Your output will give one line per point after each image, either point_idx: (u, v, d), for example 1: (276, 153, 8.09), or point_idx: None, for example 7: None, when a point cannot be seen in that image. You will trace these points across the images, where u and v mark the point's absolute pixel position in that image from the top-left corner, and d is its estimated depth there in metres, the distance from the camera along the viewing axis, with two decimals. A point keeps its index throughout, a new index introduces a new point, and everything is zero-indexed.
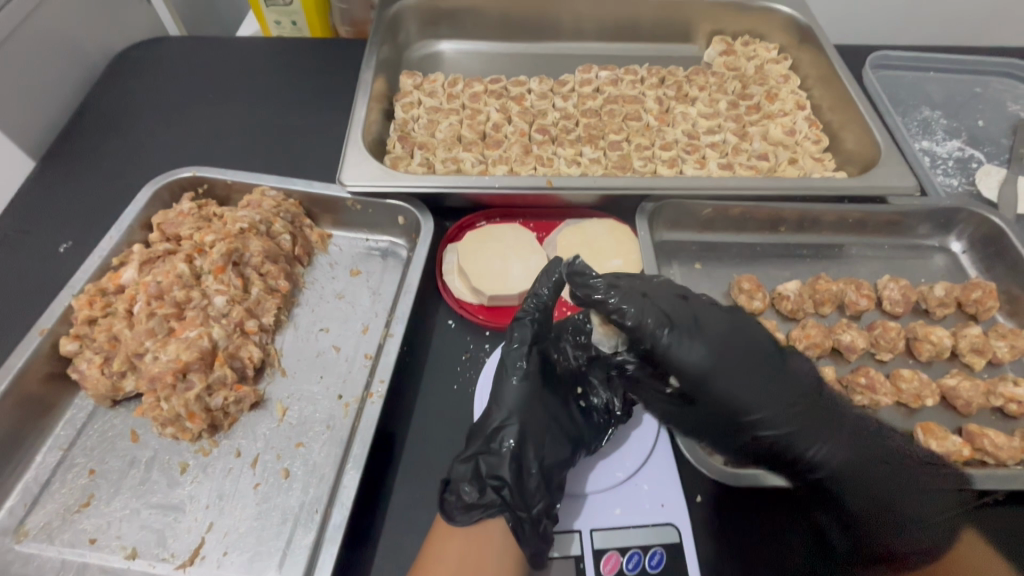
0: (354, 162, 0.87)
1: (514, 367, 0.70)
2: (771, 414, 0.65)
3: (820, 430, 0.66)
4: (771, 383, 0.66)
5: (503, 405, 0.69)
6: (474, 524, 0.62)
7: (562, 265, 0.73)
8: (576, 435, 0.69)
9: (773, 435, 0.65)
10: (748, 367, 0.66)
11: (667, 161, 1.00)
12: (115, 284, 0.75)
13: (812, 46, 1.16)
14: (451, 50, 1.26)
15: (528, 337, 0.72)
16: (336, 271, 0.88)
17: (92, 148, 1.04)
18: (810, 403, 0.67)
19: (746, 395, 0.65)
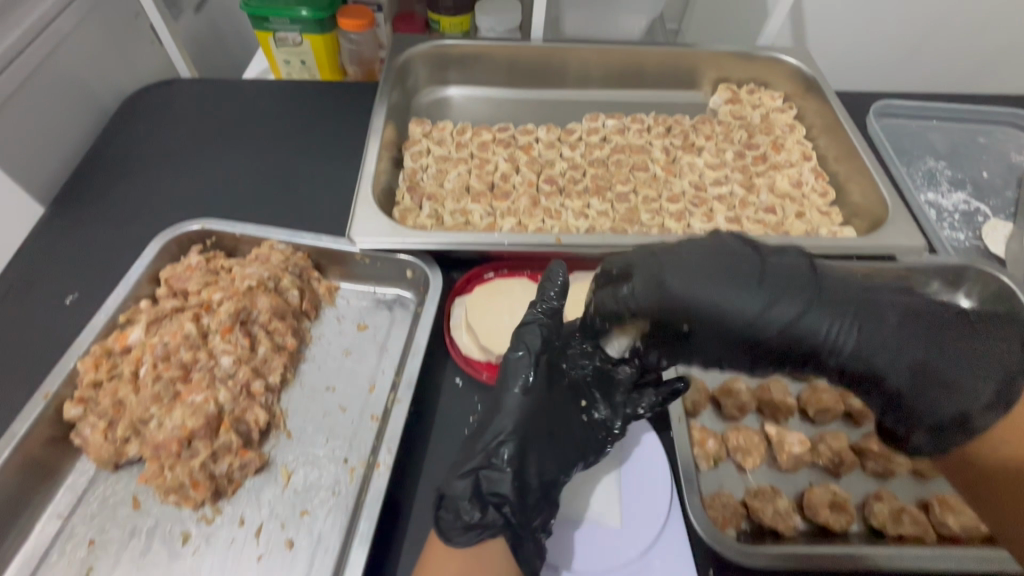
0: (366, 218, 0.88)
1: (520, 376, 0.69)
2: (768, 313, 0.53)
3: (833, 317, 0.52)
4: (756, 283, 0.54)
5: (506, 413, 0.68)
6: (472, 544, 0.61)
7: (563, 272, 0.76)
8: (574, 453, 0.69)
9: (780, 336, 0.53)
10: (722, 273, 0.55)
11: (674, 214, 1.00)
12: (121, 345, 0.74)
13: (817, 96, 1.18)
14: (460, 96, 1.28)
15: (535, 344, 0.71)
16: (343, 326, 0.87)
17: (101, 195, 1.04)
18: (810, 291, 0.53)
19: (721, 310, 0.54)
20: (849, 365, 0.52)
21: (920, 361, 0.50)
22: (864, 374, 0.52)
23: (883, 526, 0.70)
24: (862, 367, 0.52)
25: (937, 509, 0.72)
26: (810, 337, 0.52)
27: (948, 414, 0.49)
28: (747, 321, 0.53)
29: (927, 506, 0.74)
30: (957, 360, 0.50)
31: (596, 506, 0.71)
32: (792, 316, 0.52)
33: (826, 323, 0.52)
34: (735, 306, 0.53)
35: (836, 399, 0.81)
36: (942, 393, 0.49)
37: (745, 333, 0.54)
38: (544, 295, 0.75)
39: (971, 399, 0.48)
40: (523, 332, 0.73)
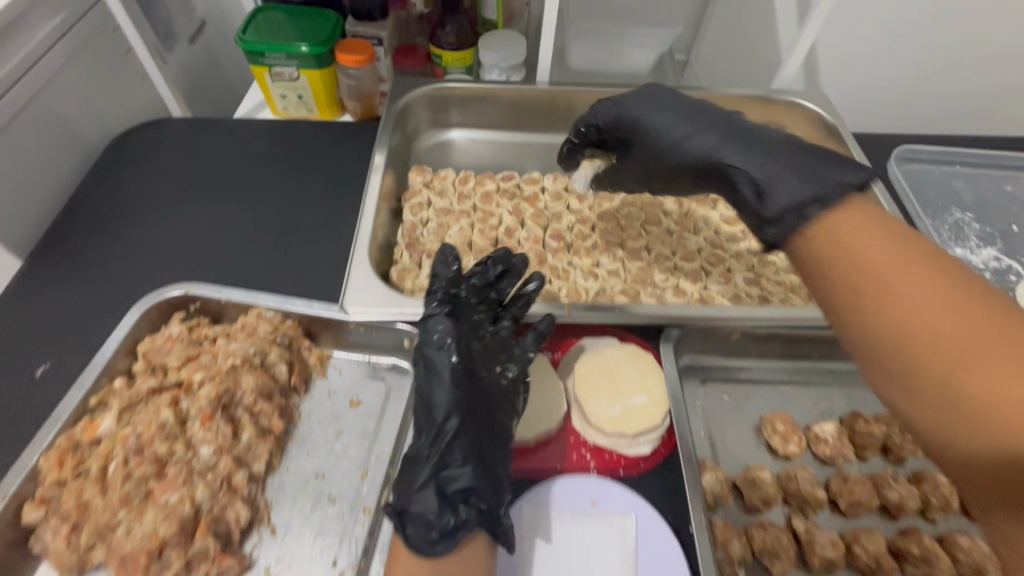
0: (360, 286, 0.82)
1: (444, 369, 0.70)
2: (684, 134, 0.77)
3: (732, 148, 0.72)
4: (685, 116, 0.79)
5: (443, 412, 0.68)
6: (450, 554, 0.60)
7: (452, 251, 0.80)
8: (506, 415, 0.71)
9: (698, 150, 0.75)
10: (672, 110, 0.80)
11: (690, 274, 0.94)
12: (90, 436, 0.68)
13: (839, 143, 1.12)
14: (462, 139, 1.22)
15: (448, 328, 0.72)
16: (334, 400, 0.81)
17: (81, 247, 0.98)
18: (725, 132, 0.74)
19: (658, 121, 0.80)
20: (738, 167, 0.70)
21: (778, 182, 0.65)
22: (741, 161, 0.70)
23: None
24: (746, 151, 0.71)
25: None
26: (707, 148, 0.74)
27: (796, 200, 0.62)
28: (674, 142, 0.78)
29: None
30: (811, 165, 0.65)
31: None
32: (707, 148, 0.74)
33: (716, 144, 0.74)
34: (664, 130, 0.79)
35: (870, 492, 0.74)
36: (793, 195, 0.63)
37: (668, 137, 0.78)
38: (433, 289, 0.78)
39: (818, 187, 0.62)
40: (426, 325, 0.74)
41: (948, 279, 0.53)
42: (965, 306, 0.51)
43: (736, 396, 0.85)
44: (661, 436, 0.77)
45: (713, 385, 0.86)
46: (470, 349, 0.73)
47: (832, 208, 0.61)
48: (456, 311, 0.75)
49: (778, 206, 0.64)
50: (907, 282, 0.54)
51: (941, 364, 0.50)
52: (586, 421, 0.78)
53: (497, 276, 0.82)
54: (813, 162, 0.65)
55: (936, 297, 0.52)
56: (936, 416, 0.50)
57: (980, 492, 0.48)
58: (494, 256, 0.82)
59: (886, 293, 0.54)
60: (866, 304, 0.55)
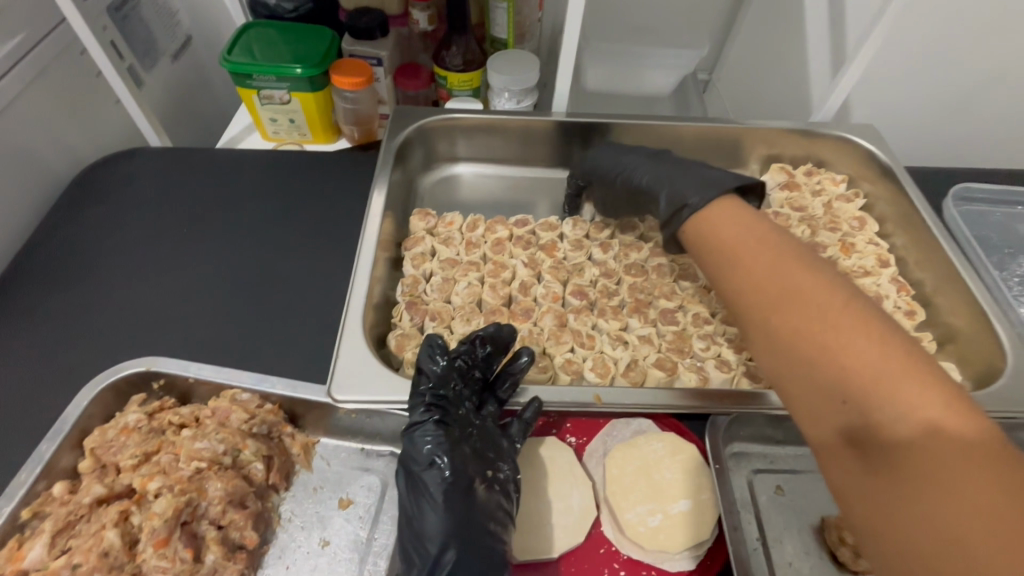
0: (351, 363, 0.70)
1: (435, 483, 0.60)
2: (625, 166, 0.87)
3: (666, 174, 0.80)
4: (629, 154, 0.89)
5: (433, 539, 0.58)
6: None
7: (435, 340, 0.66)
8: (505, 530, 0.60)
9: (637, 179, 0.84)
10: (613, 145, 0.92)
11: (733, 342, 0.81)
12: (16, 567, 0.55)
13: (892, 183, 1.00)
14: (469, 173, 1.10)
15: (436, 438, 0.61)
16: (321, 500, 0.69)
17: (36, 300, 0.86)
18: (655, 162, 0.84)
19: (598, 152, 0.92)
20: (648, 181, 0.82)
21: (664, 188, 0.78)
22: (651, 176, 0.82)
23: None
24: (653, 167, 0.83)
25: None
26: (627, 168, 0.86)
27: (681, 199, 0.73)
28: (619, 173, 0.88)
29: None
30: (695, 176, 0.76)
31: None
32: (642, 176, 0.84)
33: (638, 165, 0.85)
34: (605, 156, 0.91)
35: None
36: (676, 193, 0.75)
37: (603, 160, 0.91)
38: (419, 384, 0.65)
39: (703, 190, 0.72)
40: (411, 434, 0.63)
41: (788, 250, 0.60)
42: (800, 269, 0.57)
43: (792, 492, 0.73)
44: (708, 548, 0.65)
45: (764, 478, 0.74)
46: (460, 456, 0.62)
47: (705, 209, 0.70)
48: (444, 410, 0.64)
49: (666, 203, 0.76)
50: (757, 256, 0.61)
51: (781, 324, 0.55)
52: (619, 534, 0.66)
53: (485, 355, 0.70)
54: (699, 172, 0.77)
55: (779, 266, 0.59)
56: (780, 367, 0.55)
57: (826, 439, 0.50)
58: (484, 330, 0.70)
59: (740, 265, 0.62)
60: (729, 276, 0.63)
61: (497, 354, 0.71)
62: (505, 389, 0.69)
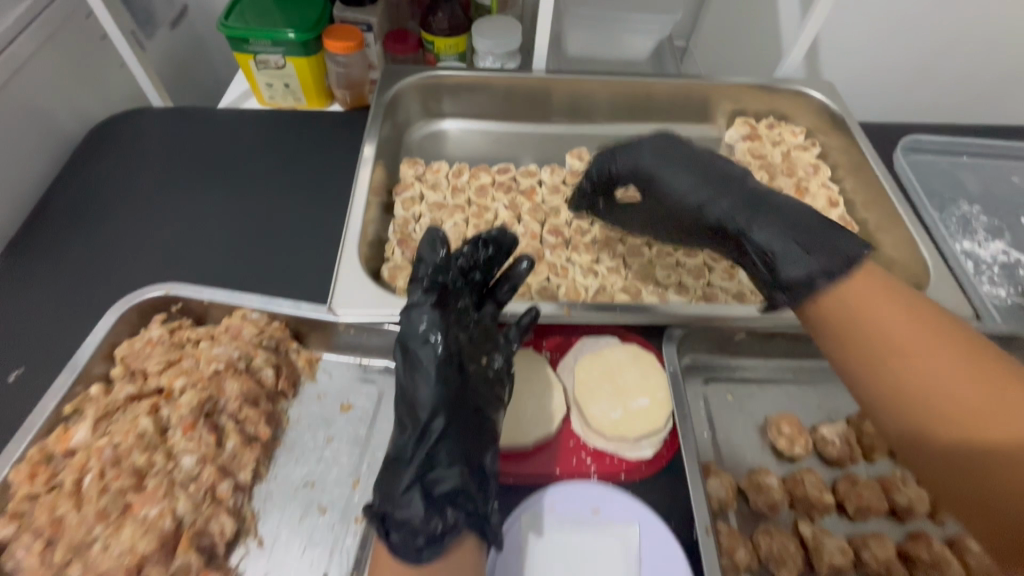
0: (350, 285, 0.79)
1: (427, 358, 0.67)
2: (704, 203, 0.73)
3: (755, 217, 0.69)
4: (695, 166, 0.76)
5: (423, 406, 0.65)
6: (438, 560, 0.57)
7: (438, 232, 0.73)
8: (490, 411, 0.69)
9: (718, 221, 0.72)
10: (694, 169, 0.75)
11: (692, 271, 0.90)
12: (63, 447, 0.63)
13: (845, 133, 1.09)
14: (455, 129, 1.17)
15: (432, 320, 0.68)
16: (324, 405, 0.78)
17: (59, 245, 0.93)
18: (739, 196, 0.72)
19: (672, 178, 0.76)
20: (750, 233, 0.69)
21: (778, 240, 0.66)
22: (757, 227, 0.68)
23: None
24: (757, 217, 0.69)
25: None
26: (711, 209, 0.73)
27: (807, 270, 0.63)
28: (686, 206, 0.75)
29: None
30: (811, 228, 0.66)
31: None
32: (723, 216, 0.72)
33: (732, 208, 0.71)
34: (678, 185, 0.76)
35: (877, 495, 0.72)
36: (793, 258, 0.64)
37: (690, 199, 0.75)
38: (417, 272, 0.72)
39: (827, 263, 0.62)
40: (408, 314, 0.70)
41: (963, 342, 0.55)
42: (989, 373, 0.53)
43: (740, 396, 0.83)
44: (663, 439, 0.74)
45: (716, 385, 0.83)
46: (452, 337, 0.69)
47: (842, 284, 0.61)
48: (443, 296, 0.71)
49: (789, 275, 0.64)
50: (899, 322, 0.57)
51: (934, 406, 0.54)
52: (586, 427, 0.75)
53: (487, 257, 0.77)
54: (814, 225, 0.66)
55: (926, 337, 0.56)
56: (925, 448, 0.55)
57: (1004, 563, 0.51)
58: (490, 235, 0.76)
59: (876, 330, 0.58)
60: (860, 340, 0.59)
61: (499, 258, 0.79)
62: (503, 291, 0.77)
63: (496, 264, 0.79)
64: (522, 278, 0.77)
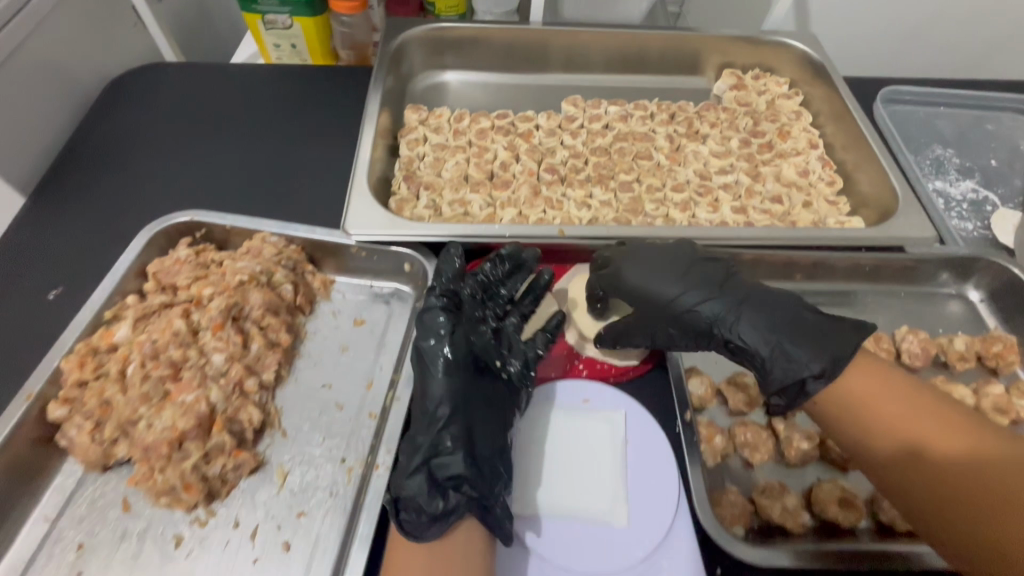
0: (361, 209, 0.85)
1: (436, 360, 0.67)
2: (694, 290, 0.70)
3: (752, 316, 0.67)
4: (692, 271, 0.71)
5: (435, 399, 0.66)
6: (442, 537, 0.60)
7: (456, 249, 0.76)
8: (503, 413, 0.69)
9: (712, 316, 0.69)
10: (670, 267, 0.72)
11: (679, 204, 0.97)
12: (108, 342, 0.72)
13: (825, 82, 1.14)
14: (456, 81, 1.23)
15: (444, 325, 0.69)
16: (339, 320, 0.85)
17: (86, 181, 1.00)
18: (734, 291, 0.69)
19: (656, 280, 0.71)
20: (737, 331, 0.67)
21: (770, 334, 0.66)
22: (748, 326, 0.67)
23: (893, 522, 0.69)
24: (744, 306, 0.68)
25: None
26: (706, 312, 0.69)
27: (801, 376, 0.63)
28: (675, 311, 0.70)
29: None
30: (806, 328, 0.66)
31: (605, 505, 0.65)
32: (718, 313, 0.68)
33: (713, 304, 0.69)
34: (661, 292, 0.71)
35: None
36: (787, 361, 0.64)
37: (671, 303, 0.70)
38: (432, 283, 0.74)
39: (822, 362, 0.63)
40: (421, 318, 0.71)
41: (942, 408, 0.60)
42: (966, 432, 0.58)
43: None
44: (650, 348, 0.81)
45: None
46: (467, 346, 0.69)
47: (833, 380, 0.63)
48: (455, 307, 0.73)
49: (781, 380, 0.64)
50: (893, 399, 0.61)
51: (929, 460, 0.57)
52: (579, 336, 0.83)
53: (506, 272, 0.79)
54: (808, 323, 0.66)
55: (918, 412, 0.60)
56: (920, 509, 0.57)
57: None
58: (504, 250, 0.78)
59: (872, 410, 0.61)
60: (852, 411, 0.62)
61: (524, 270, 0.79)
62: (526, 301, 0.78)
63: (520, 278, 0.79)
64: (543, 291, 0.78)
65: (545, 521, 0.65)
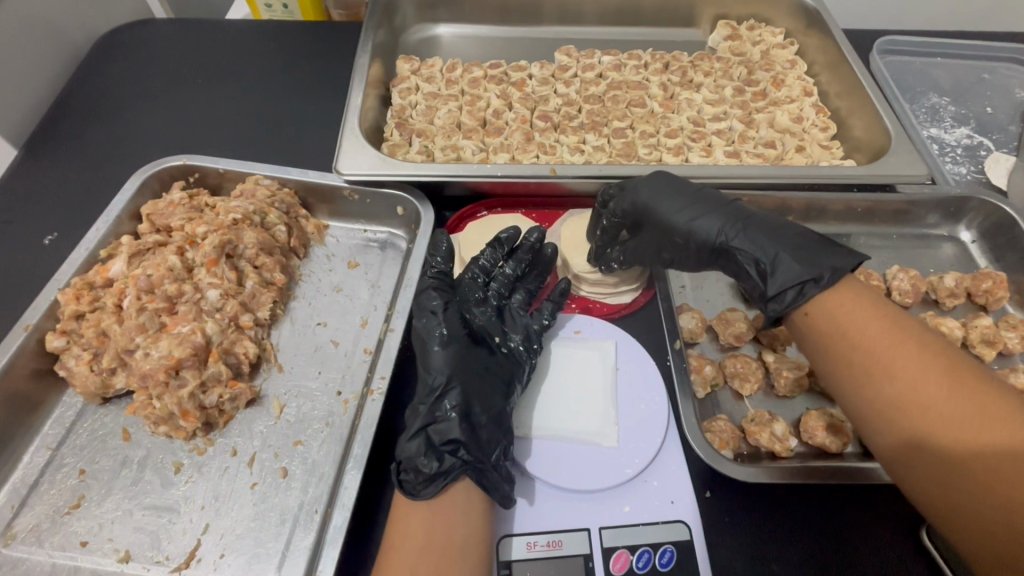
0: (352, 150, 0.84)
1: (434, 335, 0.69)
2: (700, 209, 0.72)
3: (752, 230, 0.68)
4: (699, 195, 0.73)
5: (435, 372, 0.66)
6: (440, 495, 0.58)
7: (445, 236, 0.76)
8: (505, 383, 0.68)
9: (717, 232, 0.70)
10: (684, 194, 0.73)
11: (672, 149, 0.97)
12: (103, 278, 0.73)
13: (820, 31, 1.12)
14: (449, 34, 1.22)
15: (439, 305, 0.71)
16: (333, 263, 0.85)
17: (78, 133, 0.99)
18: (736, 212, 0.71)
19: (667, 203, 0.73)
20: (739, 245, 0.68)
21: (775, 249, 0.66)
22: (750, 241, 0.68)
23: None
24: (745, 224, 0.69)
25: None
26: (712, 231, 0.70)
27: (797, 281, 0.63)
28: (682, 227, 0.71)
29: None
30: (809, 245, 0.66)
31: (594, 428, 0.69)
32: (722, 229, 0.69)
33: (719, 225, 0.70)
34: (669, 213, 0.72)
35: None
36: (784, 270, 0.65)
37: (678, 223, 0.71)
38: (426, 269, 0.76)
39: (819, 271, 0.63)
40: (417, 300, 0.72)
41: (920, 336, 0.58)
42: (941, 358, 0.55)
43: None
44: (641, 287, 0.82)
45: None
46: (462, 323, 0.71)
47: (827, 290, 0.62)
48: (451, 287, 0.75)
49: (778, 285, 0.64)
50: (877, 335, 0.58)
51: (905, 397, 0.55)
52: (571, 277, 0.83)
53: (507, 251, 0.78)
54: (814, 244, 0.66)
55: (903, 349, 0.57)
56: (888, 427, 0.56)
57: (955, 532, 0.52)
58: (502, 235, 0.77)
59: (848, 334, 0.60)
60: (829, 336, 0.61)
61: (532, 245, 0.78)
62: (535, 280, 0.80)
63: (519, 254, 0.78)
64: (548, 264, 0.80)
65: (539, 440, 0.68)
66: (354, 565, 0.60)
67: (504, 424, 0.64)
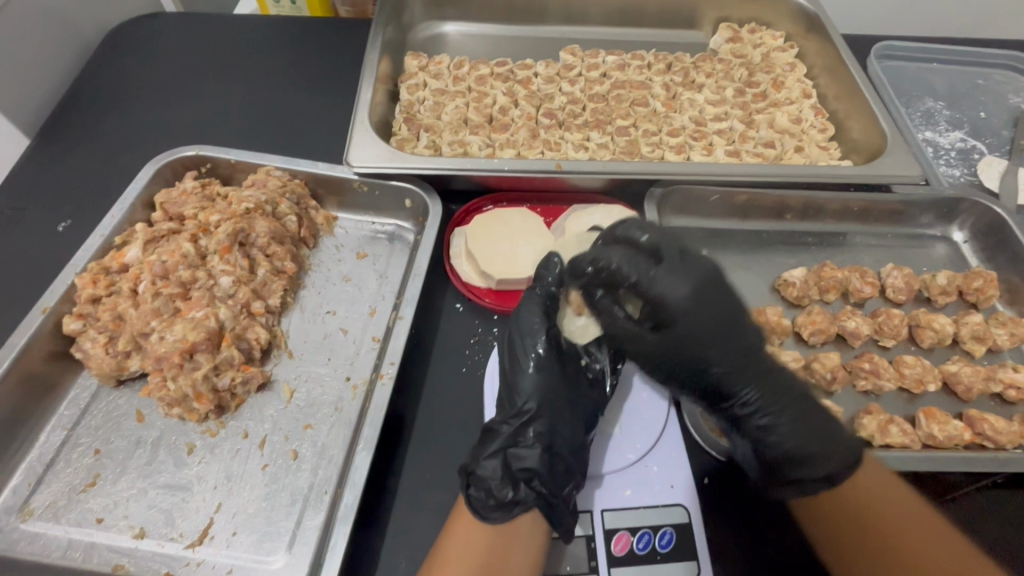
0: (361, 144, 0.86)
1: (529, 355, 0.69)
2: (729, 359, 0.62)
3: (766, 400, 0.63)
4: (714, 320, 0.61)
5: (524, 395, 0.67)
6: (507, 520, 0.60)
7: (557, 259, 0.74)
8: (588, 415, 0.68)
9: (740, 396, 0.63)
10: (719, 319, 0.61)
11: (674, 147, 0.99)
12: (118, 263, 0.75)
13: (819, 35, 1.15)
14: (456, 32, 1.23)
15: (545, 329, 0.71)
16: (342, 254, 0.87)
17: (91, 123, 1.01)
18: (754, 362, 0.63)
19: (688, 335, 0.61)
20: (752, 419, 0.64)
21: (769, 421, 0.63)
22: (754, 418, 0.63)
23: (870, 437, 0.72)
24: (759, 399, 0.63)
25: (922, 420, 0.73)
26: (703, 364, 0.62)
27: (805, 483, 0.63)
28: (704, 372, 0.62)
29: (913, 420, 0.75)
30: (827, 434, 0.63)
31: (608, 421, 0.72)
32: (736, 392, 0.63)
33: (690, 358, 0.62)
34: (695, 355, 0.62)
35: (829, 322, 0.82)
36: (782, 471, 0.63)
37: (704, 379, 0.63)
38: (534, 287, 0.74)
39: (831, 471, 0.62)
40: (517, 319, 0.72)
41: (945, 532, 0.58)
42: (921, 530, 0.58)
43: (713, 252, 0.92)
44: None
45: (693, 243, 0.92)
46: (557, 343, 0.71)
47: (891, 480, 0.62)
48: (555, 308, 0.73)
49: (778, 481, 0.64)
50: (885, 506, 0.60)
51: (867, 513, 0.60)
52: None
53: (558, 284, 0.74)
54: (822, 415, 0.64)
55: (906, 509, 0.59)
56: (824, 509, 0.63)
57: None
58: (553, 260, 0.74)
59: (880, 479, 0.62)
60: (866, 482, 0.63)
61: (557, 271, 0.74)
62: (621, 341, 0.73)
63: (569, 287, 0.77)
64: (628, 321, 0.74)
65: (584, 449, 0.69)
66: (361, 545, 0.62)
67: (581, 459, 0.64)
